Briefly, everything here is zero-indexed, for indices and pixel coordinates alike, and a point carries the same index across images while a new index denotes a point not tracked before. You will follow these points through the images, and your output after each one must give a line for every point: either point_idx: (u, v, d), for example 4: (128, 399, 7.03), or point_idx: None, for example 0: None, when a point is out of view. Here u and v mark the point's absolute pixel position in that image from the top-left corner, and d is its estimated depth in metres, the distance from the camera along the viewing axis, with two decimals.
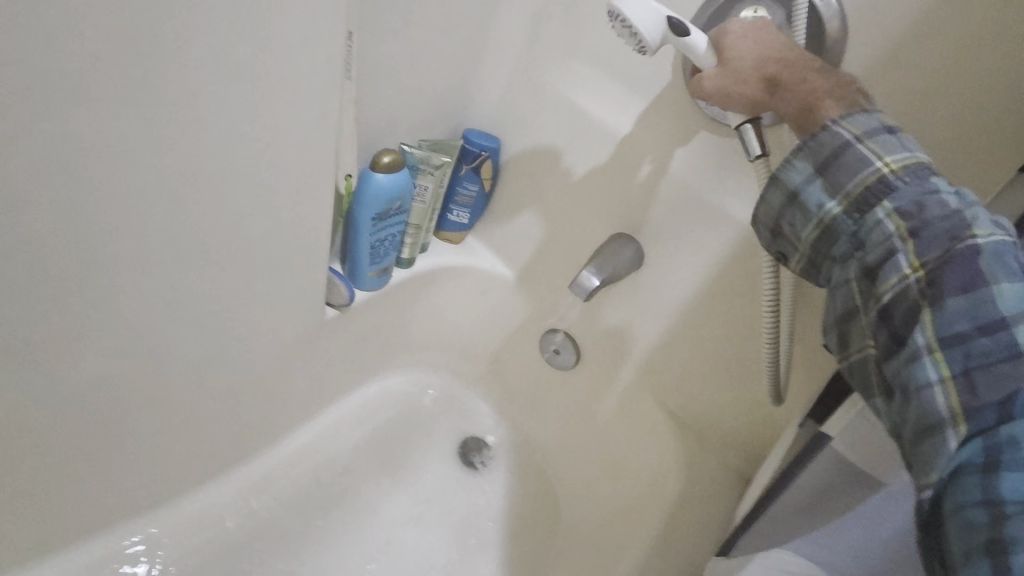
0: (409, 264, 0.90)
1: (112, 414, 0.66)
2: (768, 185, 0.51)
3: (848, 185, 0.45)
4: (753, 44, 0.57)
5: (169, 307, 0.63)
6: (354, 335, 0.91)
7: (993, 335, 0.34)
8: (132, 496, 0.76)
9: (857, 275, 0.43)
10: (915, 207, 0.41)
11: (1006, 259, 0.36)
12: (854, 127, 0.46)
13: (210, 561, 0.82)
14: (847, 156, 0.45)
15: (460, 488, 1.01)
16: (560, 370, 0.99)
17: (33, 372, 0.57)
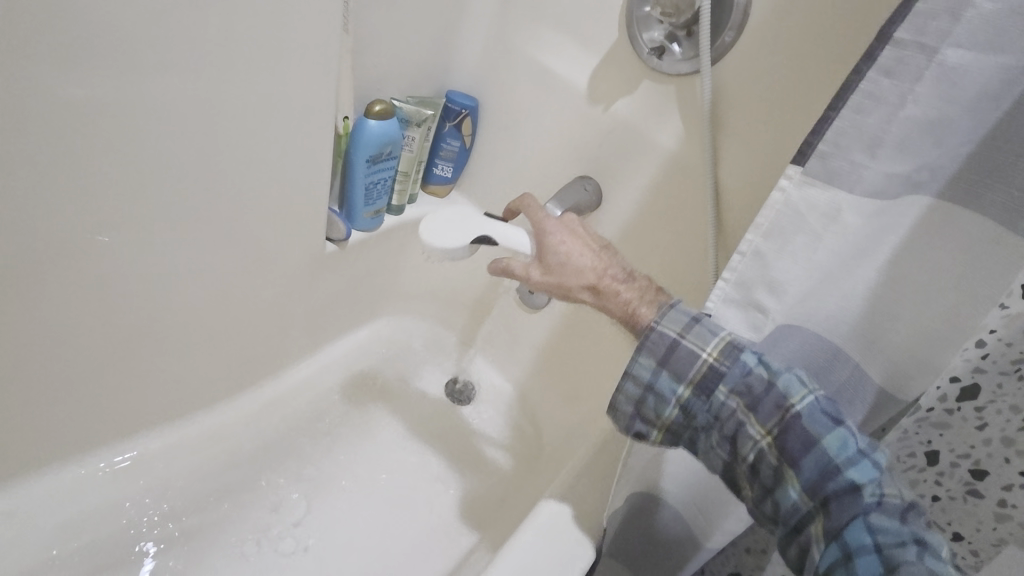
0: (398, 211, 1.02)
1: (142, 322, 0.78)
2: (624, 382, 0.56)
3: (689, 376, 0.53)
4: (563, 235, 0.65)
5: (191, 225, 0.74)
6: (350, 275, 1.02)
7: (835, 480, 0.46)
8: (156, 406, 0.87)
9: (718, 442, 0.53)
10: (746, 387, 0.51)
11: (819, 417, 0.48)
12: (674, 325, 0.54)
13: (223, 469, 0.93)
14: (680, 350, 0.53)
15: (445, 420, 1.12)
16: (534, 310, 1.10)
17: (80, 271, 0.68)
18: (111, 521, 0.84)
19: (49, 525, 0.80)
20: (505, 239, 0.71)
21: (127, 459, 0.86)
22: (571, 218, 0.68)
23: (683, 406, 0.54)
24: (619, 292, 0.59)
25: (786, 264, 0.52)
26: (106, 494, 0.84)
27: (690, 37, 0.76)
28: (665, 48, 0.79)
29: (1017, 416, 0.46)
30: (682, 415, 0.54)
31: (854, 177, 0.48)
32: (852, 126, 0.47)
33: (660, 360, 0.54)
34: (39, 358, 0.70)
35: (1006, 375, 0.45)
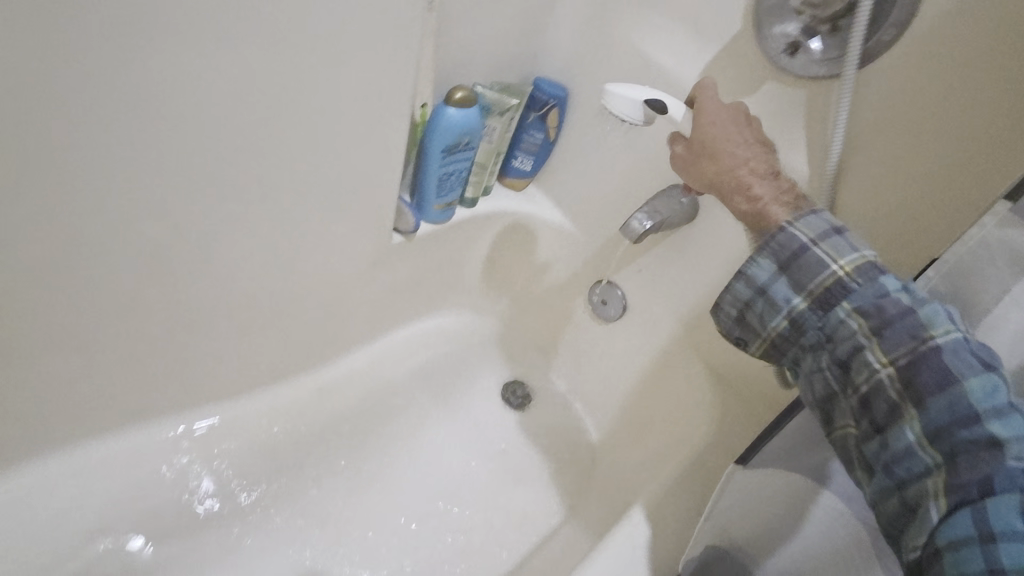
0: (469, 204, 0.96)
1: (208, 304, 0.74)
2: (733, 282, 0.53)
3: (810, 285, 0.48)
4: (711, 115, 0.63)
5: (264, 210, 0.70)
6: (415, 265, 0.97)
7: (971, 429, 0.38)
8: (215, 387, 0.85)
9: (830, 364, 0.47)
10: (874, 308, 0.45)
11: (964, 354, 0.41)
12: (809, 230, 0.50)
13: (276, 453, 0.91)
14: (806, 257, 0.49)
15: (501, 428, 1.07)
16: (607, 321, 1.02)
17: (150, 251, 0.65)
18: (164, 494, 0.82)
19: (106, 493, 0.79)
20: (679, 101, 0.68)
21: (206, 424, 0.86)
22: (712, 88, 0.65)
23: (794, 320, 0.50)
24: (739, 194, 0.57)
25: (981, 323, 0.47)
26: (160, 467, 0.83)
27: (835, 32, 0.64)
28: (799, 45, 0.67)
29: None
30: (792, 328, 0.50)
31: None
32: None
33: (781, 264, 0.51)
34: (108, 333, 0.69)
35: None
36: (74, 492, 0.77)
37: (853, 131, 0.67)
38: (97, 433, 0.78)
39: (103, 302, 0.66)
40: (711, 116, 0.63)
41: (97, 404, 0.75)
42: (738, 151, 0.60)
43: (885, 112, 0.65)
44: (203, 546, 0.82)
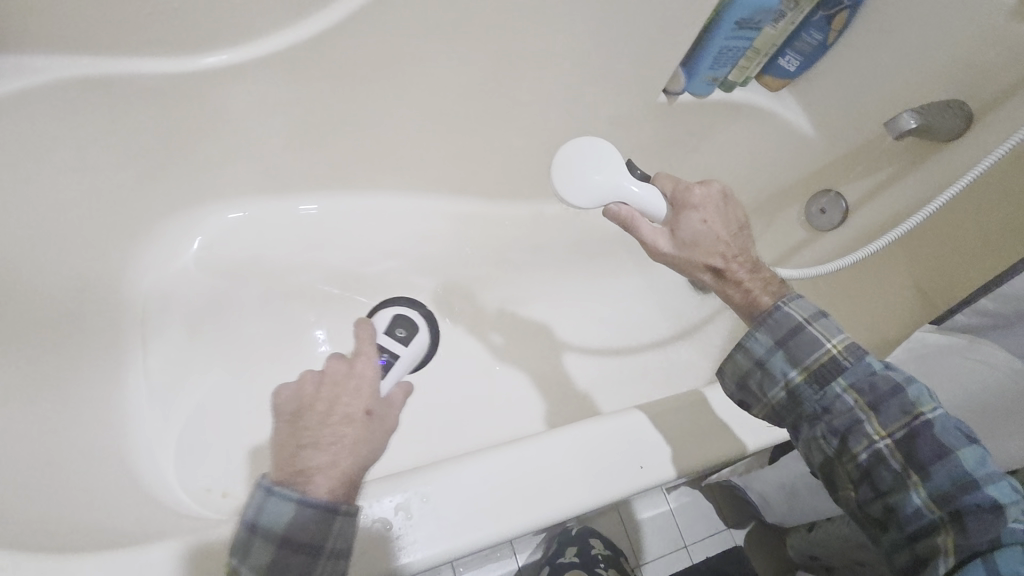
0: (727, 89, 1.04)
1: (509, 103, 0.95)
2: (736, 351, 0.62)
3: (807, 361, 0.57)
4: (698, 216, 0.64)
5: (581, 31, 0.87)
6: (659, 131, 1.09)
7: (970, 493, 0.48)
8: (480, 179, 1.08)
9: (826, 434, 0.56)
10: (867, 384, 0.55)
11: (954, 432, 0.51)
12: (802, 311, 0.59)
13: (499, 247, 1.12)
14: (801, 334, 0.58)
15: (677, 299, 1.18)
16: (821, 230, 1.09)
17: (495, 40, 0.85)
18: (421, 244, 1.07)
19: (390, 226, 1.06)
20: (615, 189, 0.67)
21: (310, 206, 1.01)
22: (694, 209, 0.65)
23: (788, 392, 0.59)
24: (727, 284, 0.64)
25: None
26: (421, 222, 1.08)
27: None
28: None
29: None
30: (786, 397, 0.59)
31: None
32: None
33: (777, 338, 0.59)
34: (445, 100, 0.92)
35: None
36: (376, 211, 1.06)
37: None
38: (398, 184, 1.05)
39: (450, 73, 0.88)
40: (708, 221, 0.64)
41: (406, 156, 1.00)
42: (746, 270, 0.63)
43: None
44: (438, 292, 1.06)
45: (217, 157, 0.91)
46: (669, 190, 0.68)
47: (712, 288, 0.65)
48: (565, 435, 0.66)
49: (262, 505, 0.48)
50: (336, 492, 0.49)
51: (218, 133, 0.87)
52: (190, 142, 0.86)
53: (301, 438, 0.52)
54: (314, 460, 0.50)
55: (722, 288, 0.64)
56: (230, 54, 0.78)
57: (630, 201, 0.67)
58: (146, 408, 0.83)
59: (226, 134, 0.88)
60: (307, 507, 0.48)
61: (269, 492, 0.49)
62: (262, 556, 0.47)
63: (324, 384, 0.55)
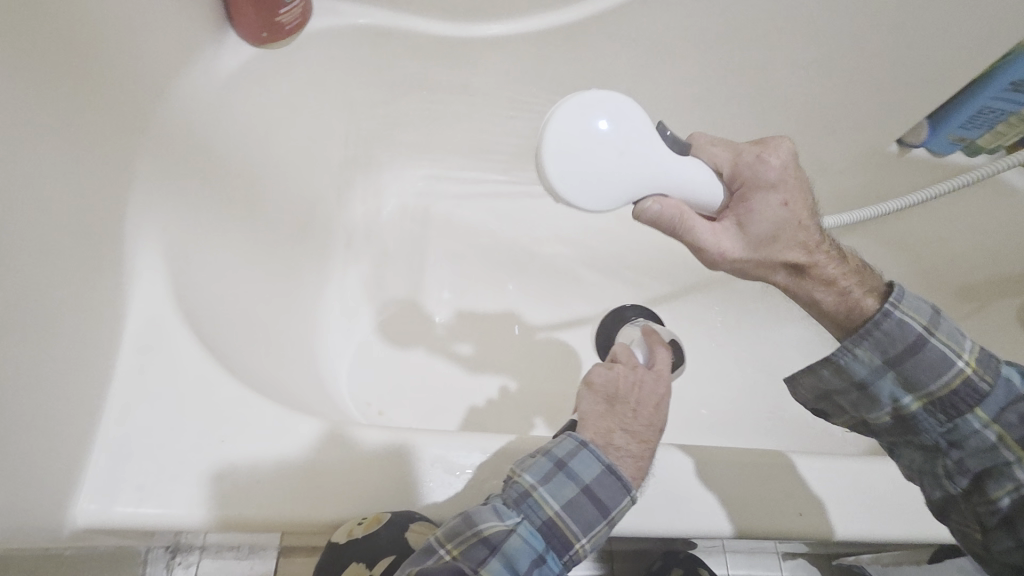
0: (971, 154, 0.94)
1: (721, 116, 0.97)
2: (827, 368, 0.58)
3: (929, 385, 0.54)
4: (776, 198, 0.58)
5: (815, 59, 0.88)
6: (873, 181, 1.01)
7: None
8: None
9: (954, 470, 0.54)
10: (1012, 417, 0.52)
11: None
12: (919, 320, 0.55)
13: (666, 263, 1.12)
14: (922, 356, 0.54)
15: None
16: None
17: (726, 52, 0.88)
18: (593, 242, 1.11)
19: (571, 217, 1.11)
20: (651, 178, 0.54)
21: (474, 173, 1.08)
22: (769, 190, 0.58)
23: (897, 415, 0.56)
24: (812, 284, 0.59)
25: None
26: (598, 222, 1.12)
27: None
28: None
29: None
30: (896, 420, 0.57)
31: None
32: None
33: (890, 357, 0.55)
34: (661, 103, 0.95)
35: None
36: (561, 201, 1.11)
37: None
38: None
39: (675, 78, 0.92)
40: (779, 208, 0.58)
41: None
42: (830, 263, 0.59)
43: None
44: (596, 291, 1.08)
45: (444, 117, 1.00)
46: (728, 167, 0.60)
47: (788, 287, 0.61)
48: (733, 459, 0.62)
49: (575, 450, 0.47)
50: (641, 478, 0.48)
51: (455, 96, 0.97)
52: (434, 100, 0.97)
53: (619, 417, 0.50)
54: (627, 443, 0.49)
55: (802, 284, 0.60)
56: (495, 29, 0.86)
57: (674, 190, 0.56)
58: (335, 319, 0.95)
59: (462, 98, 0.97)
60: (617, 476, 0.46)
61: (585, 443, 0.47)
62: (563, 492, 0.45)
63: (640, 379, 0.52)
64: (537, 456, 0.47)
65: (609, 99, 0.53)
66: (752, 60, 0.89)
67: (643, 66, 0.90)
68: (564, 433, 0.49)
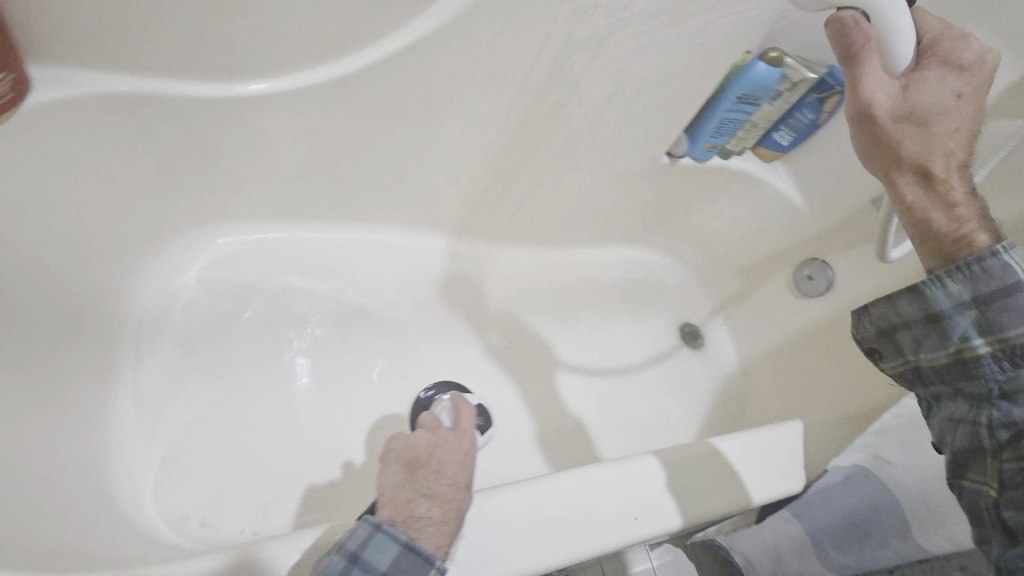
0: (726, 156, 1.10)
1: (512, 159, 1.02)
2: (901, 297, 0.52)
3: (1011, 332, 0.46)
4: (950, 87, 0.50)
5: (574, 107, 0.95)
6: (655, 191, 1.16)
7: None
8: (484, 225, 1.13)
9: (998, 419, 0.47)
10: None
11: None
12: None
13: (498, 295, 1.16)
14: (1013, 301, 0.46)
15: (665, 353, 1.24)
16: (806, 297, 1.14)
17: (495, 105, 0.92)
18: (423, 288, 1.10)
19: (396, 266, 1.09)
20: None
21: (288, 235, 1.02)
22: (955, 73, 0.51)
23: (958, 360, 0.49)
24: (932, 197, 0.50)
25: None
26: (426, 267, 1.11)
27: None
28: None
29: None
30: (953, 363, 0.50)
31: None
32: None
33: (978, 294, 0.48)
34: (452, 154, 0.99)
35: None
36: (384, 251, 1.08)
37: None
38: (406, 227, 1.09)
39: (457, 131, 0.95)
40: (959, 101, 0.50)
41: (417, 202, 1.05)
42: (966, 191, 0.50)
43: None
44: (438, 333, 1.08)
45: (229, 190, 0.94)
46: (931, 35, 0.54)
47: (905, 193, 0.51)
48: (538, 487, 0.68)
49: (368, 537, 0.48)
50: (444, 544, 0.49)
51: (238, 167, 0.91)
52: (214, 174, 0.90)
53: (418, 482, 0.53)
54: (428, 509, 0.51)
55: (929, 196, 0.50)
56: (257, 86, 0.82)
57: (876, 19, 0.51)
58: (129, 426, 0.83)
59: (247, 168, 0.92)
60: (415, 550, 0.48)
61: (378, 527, 0.48)
62: None
63: (441, 442, 0.57)
64: (333, 555, 0.47)
65: None
66: (526, 105, 0.94)
67: (430, 113, 0.92)
68: (362, 518, 0.50)
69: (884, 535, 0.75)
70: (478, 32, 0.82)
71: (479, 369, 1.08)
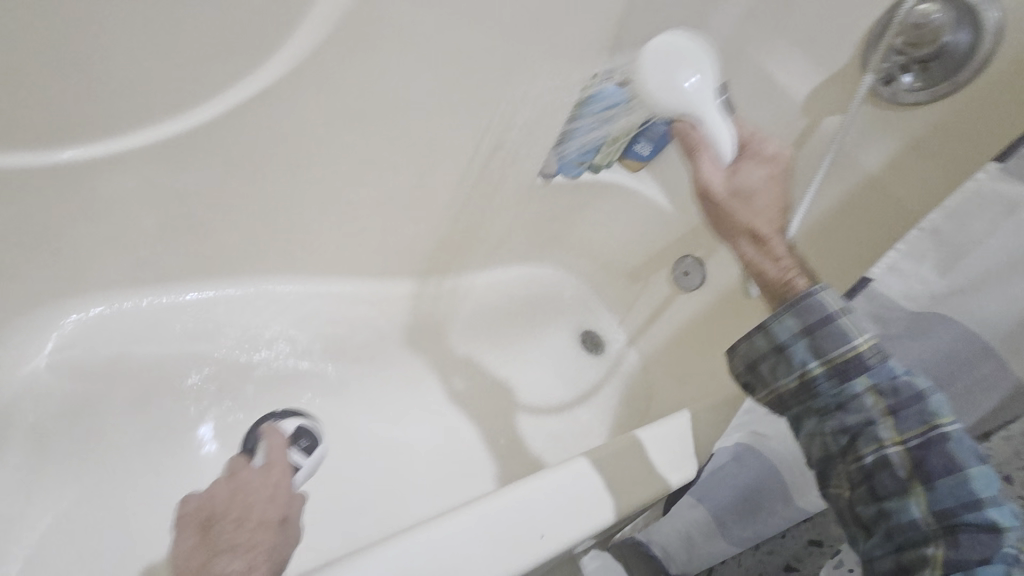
0: (595, 171, 1.17)
1: (385, 194, 1.02)
2: (754, 334, 0.56)
3: (834, 354, 0.52)
4: (761, 171, 0.64)
5: (435, 137, 0.98)
6: (536, 210, 1.20)
7: (972, 512, 0.45)
8: (371, 263, 1.12)
9: (835, 430, 0.51)
10: (890, 387, 0.50)
11: (969, 444, 0.47)
12: (833, 300, 0.53)
13: (396, 329, 1.17)
14: (830, 328, 0.52)
15: (569, 363, 1.28)
16: (686, 291, 1.20)
17: (354, 142, 0.94)
18: (316, 330, 1.11)
19: (287, 314, 1.09)
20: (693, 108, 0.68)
21: (171, 299, 1.00)
22: (768, 163, 0.64)
23: (802, 384, 0.54)
24: (762, 254, 0.61)
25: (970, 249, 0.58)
26: (316, 312, 1.11)
27: (926, 69, 0.78)
28: (894, 76, 0.81)
29: None
30: (798, 388, 0.54)
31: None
32: None
33: (805, 326, 0.53)
34: (320, 195, 0.98)
35: None
36: (272, 301, 1.08)
37: (906, 141, 0.83)
38: (288, 273, 1.08)
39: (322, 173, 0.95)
40: (769, 182, 0.63)
41: (295, 246, 1.04)
42: (786, 248, 0.61)
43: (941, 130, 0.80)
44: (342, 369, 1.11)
45: (83, 254, 0.90)
46: (748, 135, 0.68)
47: (742, 254, 0.62)
48: (428, 530, 0.66)
49: None
50: None
51: (89, 230, 0.88)
52: (60, 238, 0.86)
53: (222, 536, 0.55)
54: (231, 562, 0.53)
55: (759, 254, 0.61)
56: (85, 150, 0.80)
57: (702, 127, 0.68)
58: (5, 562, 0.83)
59: (100, 228, 0.88)
60: None
61: None
62: None
63: (246, 487, 0.60)
64: None
65: (670, 46, 0.72)
66: (385, 140, 0.95)
67: (283, 164, 0.92)
68: None
69: (773, 505, 0.79)
70: (307, 83, 0.84)
71: (377, 408, 1.10)
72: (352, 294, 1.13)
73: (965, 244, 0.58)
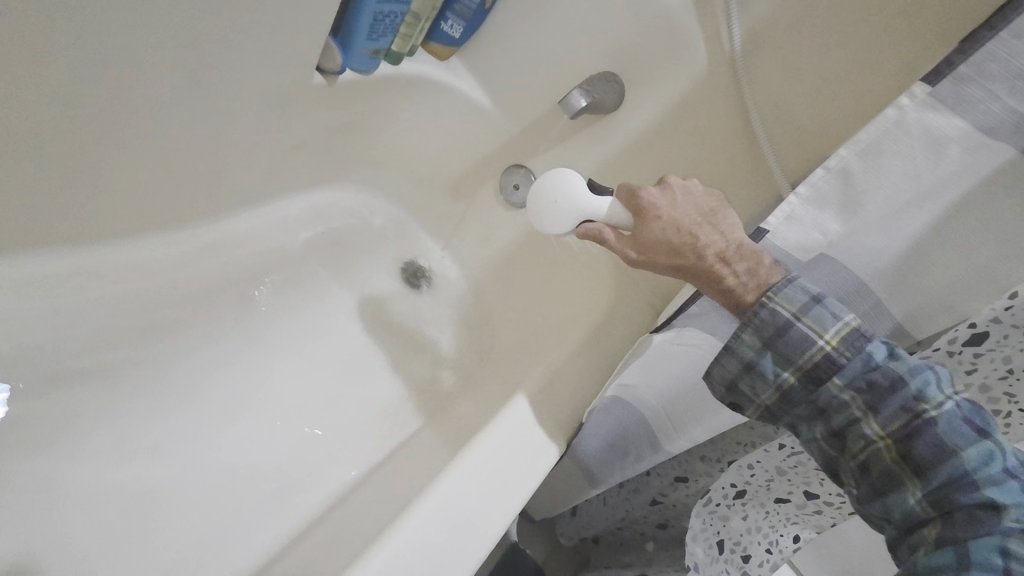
0: (394, 61, 0.87)
1: (54, 121, 0.61)
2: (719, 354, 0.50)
3: (800, 362, 0.46)
4: (658, 214, 0.55)
5: (128, 25, 0.57)
6: (320, 121, 0.87)
7: (968, 493, 0.40)
8: (62, 226, 0.71)
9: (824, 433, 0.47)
10: (866, 382, 0.44)
11: (957, 424, 0.42)
12: (790, 304, 0.47)
13: (136, 312, 0.82)
14: (792, 334, 0.46)
15: (393, 309, 1.05)
16: (515, 208, 1.04)
17: None
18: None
19: None
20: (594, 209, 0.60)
21: None
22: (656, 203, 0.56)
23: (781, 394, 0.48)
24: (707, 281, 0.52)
25: (870, 186, 0.49)
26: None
27: None
28: None
29: (1005, 368, 0.47)
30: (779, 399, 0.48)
31: (975, 109, 0.46)
32: (1006, 60, 0.44)
33: (767, 340, 0.47)
34: None
35: (1015, 328, 0.46)
36: None
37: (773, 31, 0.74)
38: None
39: None
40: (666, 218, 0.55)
41: None
42: (725, 257, 0.52)
43: (811, 23, 0.71)
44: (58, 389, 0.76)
45: None
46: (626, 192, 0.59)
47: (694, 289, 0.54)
48: None
49: None
50: None
51: None
52: None
53: None
54: None
55: (707, 282, 0.52)
56: None
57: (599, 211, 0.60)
58: None
59: None
60: None
61: None
62: None
63: None
64: None
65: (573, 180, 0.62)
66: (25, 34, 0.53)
67: None
68: None
69: (640, 451, 0.74)
70: None
71: (169, 433, 0.82)
72: (39, 277, 0.73)
73: (862, 182, 0.49)
